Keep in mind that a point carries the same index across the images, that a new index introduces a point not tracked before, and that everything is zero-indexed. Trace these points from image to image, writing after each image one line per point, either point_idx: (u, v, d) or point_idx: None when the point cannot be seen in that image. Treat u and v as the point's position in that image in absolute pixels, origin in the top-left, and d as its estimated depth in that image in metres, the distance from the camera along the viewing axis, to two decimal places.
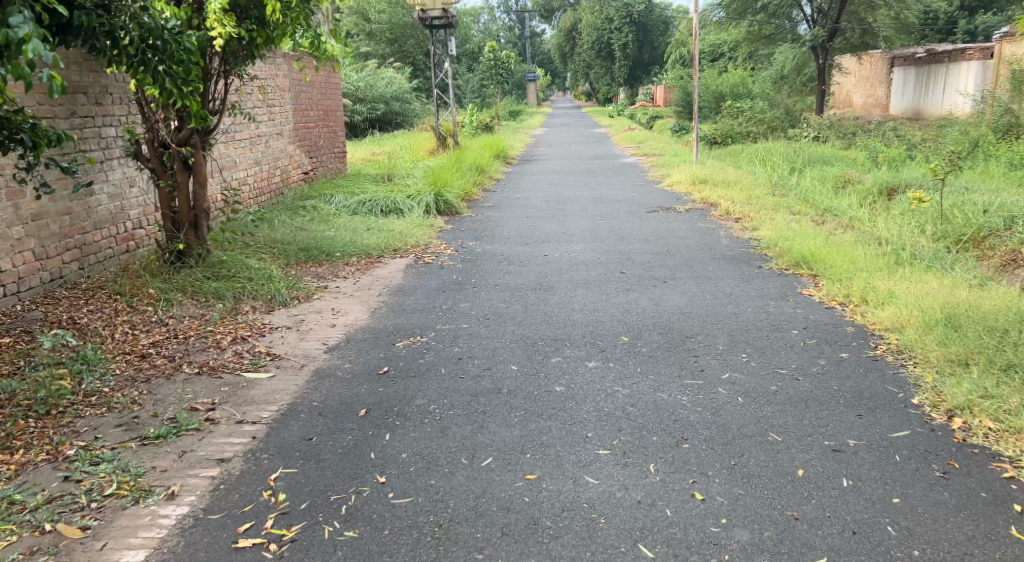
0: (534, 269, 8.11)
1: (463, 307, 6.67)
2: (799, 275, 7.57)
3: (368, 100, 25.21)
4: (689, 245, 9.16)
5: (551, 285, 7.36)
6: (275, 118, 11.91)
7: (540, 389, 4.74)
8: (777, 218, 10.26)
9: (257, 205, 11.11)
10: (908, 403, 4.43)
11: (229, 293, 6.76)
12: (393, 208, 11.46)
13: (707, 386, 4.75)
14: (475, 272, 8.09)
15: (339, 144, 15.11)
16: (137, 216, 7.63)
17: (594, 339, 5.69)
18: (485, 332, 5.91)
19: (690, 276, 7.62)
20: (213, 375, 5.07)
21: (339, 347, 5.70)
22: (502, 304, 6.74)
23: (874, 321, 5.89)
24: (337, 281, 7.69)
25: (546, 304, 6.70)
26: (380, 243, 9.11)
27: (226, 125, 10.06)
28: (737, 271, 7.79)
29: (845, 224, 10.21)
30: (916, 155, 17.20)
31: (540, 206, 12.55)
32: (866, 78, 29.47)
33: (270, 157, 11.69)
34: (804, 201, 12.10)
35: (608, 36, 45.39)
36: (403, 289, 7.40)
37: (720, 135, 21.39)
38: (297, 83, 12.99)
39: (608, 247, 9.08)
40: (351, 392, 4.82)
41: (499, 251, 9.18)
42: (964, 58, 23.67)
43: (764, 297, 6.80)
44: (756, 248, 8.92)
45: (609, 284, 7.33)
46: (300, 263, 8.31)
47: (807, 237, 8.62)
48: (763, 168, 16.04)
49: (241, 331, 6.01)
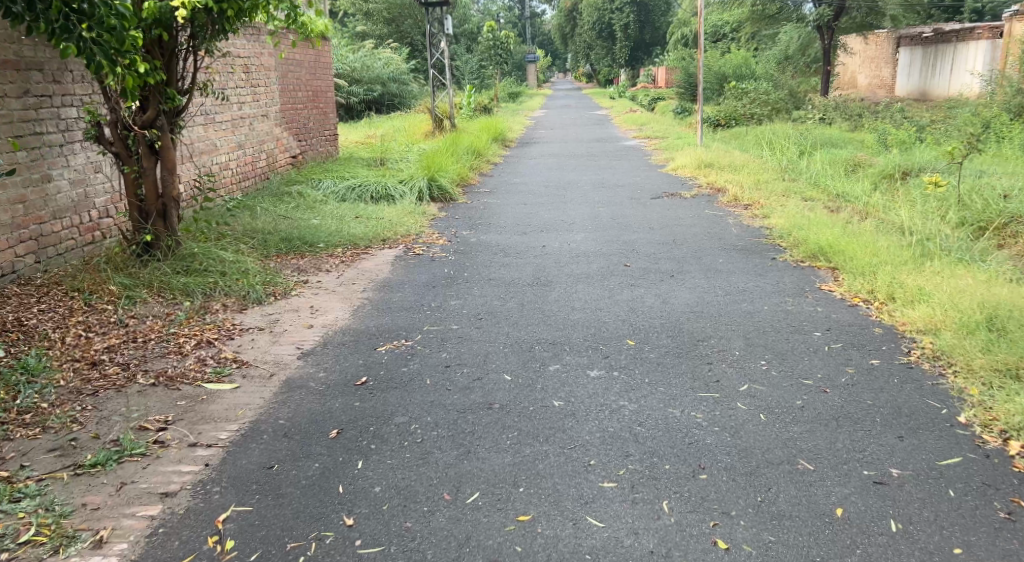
0: (530, 262, 7.58)
1: (452, 306, 6.13)
2: (817, 268, 7.01)
3: (364, 81, 24.61)
4: (696, 234, 8.61)
5: (550, 280, 6.84)
6: (259, 99, 11.37)
7: (535, 405, 4.20)
8: (789, 205, 9.71)
9: (240, 192, 10.61)
10: (955, 422, 3.89)
11: (199, 290, 6.25)
12: (383, 194, 10.90)
13: (723, 400, 4.21)
14: (468, 265, 7.56)
15: (330, 126, 14.55)
16: (102, 204, 7.10)
17: (595, 343, 5.15)
18: (476, 336, 5.37)
19: (699, 269, 7.08)
20: (170, 387, 4.51)
21: (315, 352, 5.16)
22: (495, 302, 6.21)
23: (904, 322, 5.33)
24: (318, 275, 7.15)
25: (544, 302, 6.17)
26: (368, 232, 8.56)
27: (204, 106, 9.54)
28: (750, 263, 7.24)
29: (858, 212, 9.66)
30: (927, 136, 16.65)
31: (538, 192, 12.00)
32: (872, 58, 28.83)
33: (254, 140, 11.17)
34: (815, 185, 11.56)
35: (609, 16, 44.61)
36: (390, 284, 6.87)
37: (723, 117, 20.79)
38: (284, 61, 12.42)
39: (609, 236, 8.53)
40: (323, 407, 4.28)
41: (494, 241, 8.65)
42: (973, 37, 23.06)
43: (781, 293, 6.25)
44: (768, 237, 8.37)
45: (611, 279, 6.80)
46: (280, 255, 7.78)
47: (823, 226, 8.07)
48: (770, 150, 15.47)
49: (208, 333, 5.48)
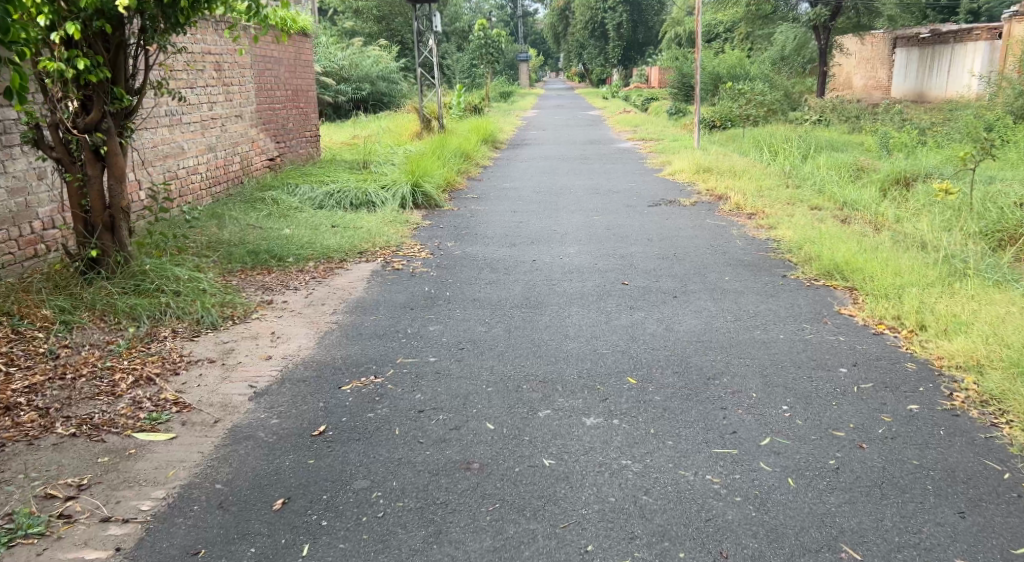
0: (519, 278, 6.95)
1: (430, 333, 5.47)
2: (833, 288, 6.37)
3: (353, 80, 23.92)
4: (698, 248, 7.96)
5: (540, 301, 6.19)
6: (232, 98, 10.73)
7: (521, 465, 3.55)
8: (795, 215, 9.10)
9: (211, 197, 9.97)
10: (1021, 493, 3.29)
11: (145, 312, 5.60)
12: (363, 201, 10.25)
13: (744, 459, 3.56)
14: (451, 282, 6.91)
15: (313, 127, 13.88)
16: (46, 214, 6.47)
17: (590, 382, 4.48)
18: (456, 372, 4.70)
19: (704, 289, 6.45)
20: (93, 438, 3.86)
21: (270, 392, 4.50)
22: (478, 329, 5.54)
23: (940, 356, 4.66)
24: (284, 295, 6.51)
25: (533, 328, 5.52)
26: (343, 244, 7.91)
27: (168, 106, 8.93)
28: (759, 282, 6.61)
29: (868, 222, 9.04)
30: (929, 140, 16.08)
31: (528, 198, 11.36)
32: (867, 60, 28.28)
33: (227, 142, 10.53)
34: (819, 193, 10.95)
35: (601, 16, 43.96)
36: (363, 305, 6.23)
37: (718, 118, 20.22)
38: (259, 57, 11.76)
39: (604, 249, 7.91)
40: (271, 465, 3.63)
41: (480, 253, 8.01)
42: (971, 38, 22.55)
43: (797, 319, 5.62)
44: (775, 251, 7.75)
45: (608, 300, 6.15)
46: (244, 270, 7.14)
47: (836, 239, 7.45)
48: (770, 154, 14.85)
49: (150, 365, 4.82)
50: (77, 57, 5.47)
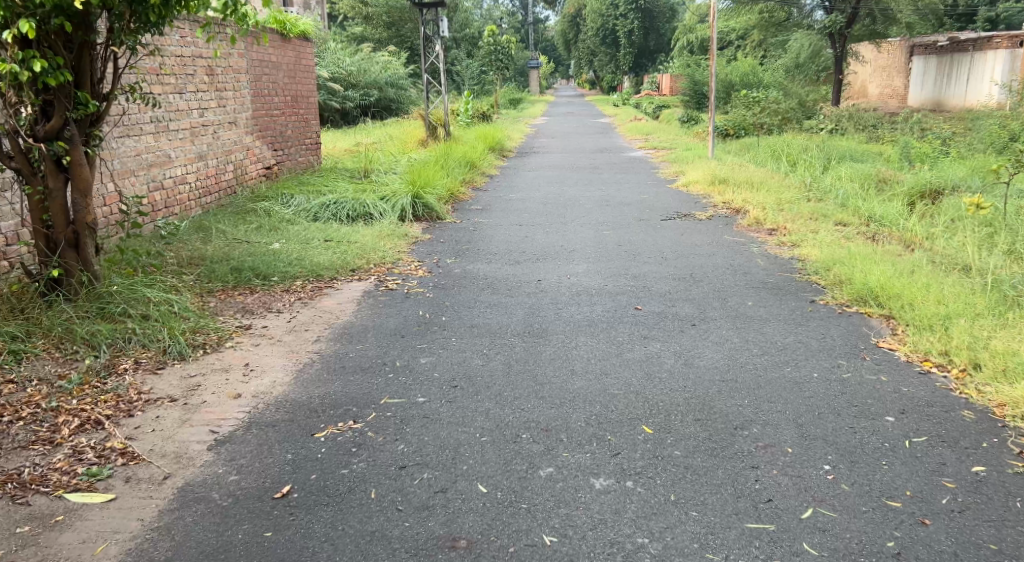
0: (522, 301, 6.38)
1: (421, 367, 4.90)
2: (868, 316, 5.77)
3: (361, 85, 23.45)
4: (716, 267, 7.38)
5: (544, 329, 5.62)
6: (226, 104, 10.21)
7: (519, 546, 3.10)
8: (819, 233, 8.51)
9: (200, 208, 9.45)
10: None
11: (105, 339, 5.05)
12: (361, 212, 9.71)
13: (782, 539, 3.09)
14: (448, 304, 6.34)
15: (313, 134, 13.37)
16: (9, 229, 5.97)
17: (599, 431, 3.91)
18: (447, 417, 4.13)
19: (725, 316, 5.87)
20: (15, 501, 3.36)
21: (233, 440, 3.94)
22: (475, 363, 4.97)
23: (1002, 403, 4.07)
24: (264, 319, 5.98)
25: (536, 362, 4.95)
26: (335, 261, 7.36)
27: (153, 112, 8.42)
28: (785, 308, 6.03)
29: (896, 240, 8.43)
30: (951, 150, 15.47)
31: (535, 210, 10.81)
32: (883, 68, 27.64)
33: (219, 150, 10.01)
34: (843, 207, 10.36)
35: (613, 22, 43.41)
36: (351, 332, 5.68)
37: (731, 126, 19.62)
38: (256, 62, 11.26)
39: (615, 268, 7.34)
40: (224, 541, 3.16)
41: (481, 271, 7.44)
42: (990, 46, 21.90)
43: (830, 353, 5.04)
44: (800, 272, 7.16)
45: (619, 329, 5.57)
46: (224, 290, 6.61)
47: (864, 260, 6.88)
48: (787, 164, 14.25)
49: (102, 405, 4.26)
50: (34, 59, 4.95)
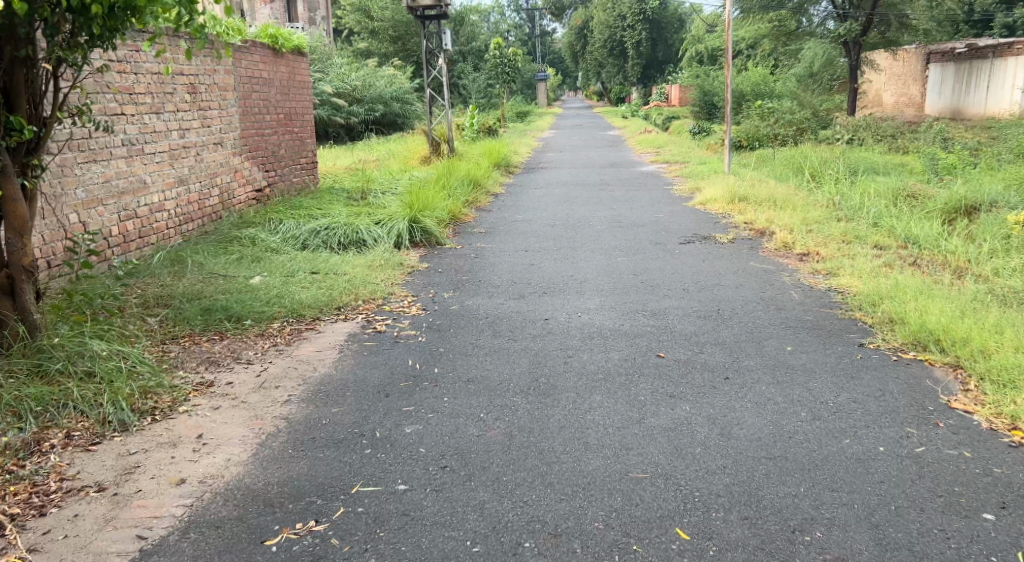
0: (527, 346, 5.57)
1: (405, 439, 4.12)
2: (933, 365, 4.99)
3: (366, 101, 22.75)
4: (745, 301, 6.59)
5: (553, 383, 4.82)
6: (210, 124, 9.47)
7: None
8: (856, 259, 7.71)
9: (180, 236, 8.68)
10: None
11: (34, 407, 4.24)
12: (353, 239, 8.94)
13: None
14: (443, 351, 5.54)
15: (309, 152, 12.60)
16: None
17: (622, 537, 3.29)
18: (433, 514, 3.44)
19: (762, 366, 5.07)
20: None
21: (164, 550, 3.30)
22: (471, 432, 4.17)
23: None
24: (230, 373, 5.16)
25: (544, 430, 4.16)
26: (321, 298, 6.57)
27: (125, 133, 7.68)
28: (832, 354, 5.24)
29: (941, 268, 7.58)
30: (980, 161, 14.63)
31: (543, 233, 10.01)
32: (898, 76, 26.73)
33: (202, 173, 9.25)
34: (875, 226, 9.54)
35: (620, 34, 42.68)
36: (329, 389, 4.89)
37: (745, 138, 18.80)
38: (244, 77, 10.50)
39: (631, 304, 6.54)
40: None
41: (482, 308, 6.64)
42: (1011, 53, 21.06)
43: (893, 417, 4.24)
44: (841, 306, 6.36)
45: (640, 384, 4.77)
46: (191, 336, 5.82)
47: (914, 294, 6.07)
48: (810, 179, 13.42)
49: (11, 497, 3.54)
50: None
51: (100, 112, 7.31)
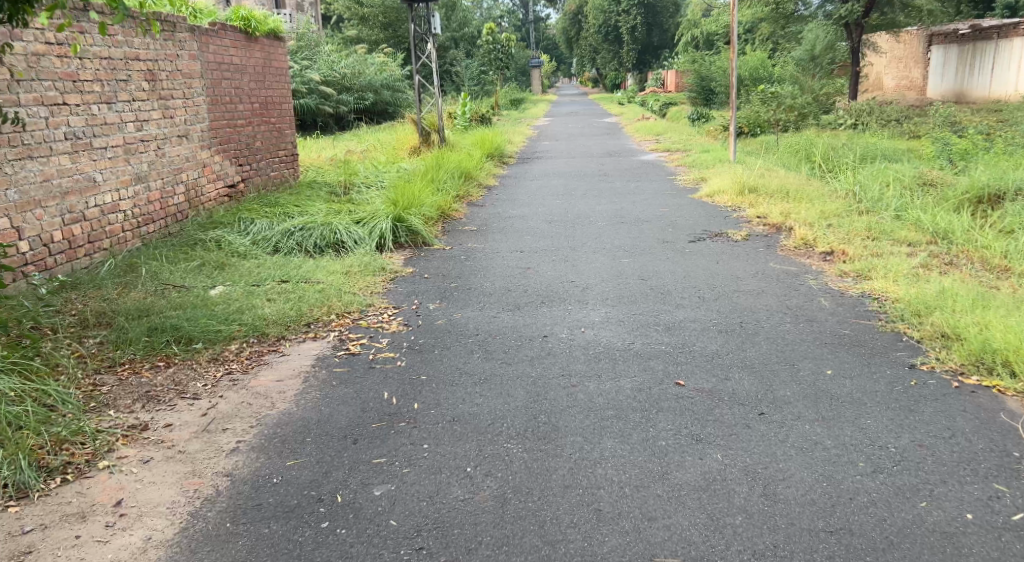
0: (524, 372, 4.76)
1: (379, 506, 3.36)
2: (1006, 394, 4.20)
3: (356, 88, 21.81)
4: (770, 311, 5.80)
5: (555, 424, 3.99)
6: (173, 113, 8.59)
7: None
8: (887, 259, 6.90)
9: (140, 240, 7.83)
10: None
11: None
12: (331, 241, 8.11)
13: None
14: (424, 379, 4.72)
15: (288, 144, 11.70)
16: None
17: None
18: None
19: (802, 396, 4.26)
20: None
21: None
22: (454, 496, 3.40)
23: None
24: (170, 413, 4.34)
25: (547, 493, 3.39)
26: (287, 313, 5.73)
27: (68, 124, 6.84)
28: (881, 379, 4.45)
29: (981, 269, 6.78)
30: (997, 144, 13.81)
31: (540, 231, 9.18)
32: (899, 59, 25.72)
33: (164, 169, 8.39)
34: (899, 219, 8.70)
35: (615, 19, 41.66)
36: (286, 431, 4.08)
37: (746, 124, 17.91)
38: (212, 62, 9.60)
39: (641, 316, 5.74)
40: None
41: (471, 323, 5.81)
42: (1017, 33, 20.16)
43: (971, 467, 3.49)
44: (881, 316, 5.54)
45: (659, 423, 3.96)
46: (132, 363, 4.99)
47: (964, 302, 5.26)
48: (820, 165, 12.58)
49: None
50: None
51: (34, 102, 6.49)
